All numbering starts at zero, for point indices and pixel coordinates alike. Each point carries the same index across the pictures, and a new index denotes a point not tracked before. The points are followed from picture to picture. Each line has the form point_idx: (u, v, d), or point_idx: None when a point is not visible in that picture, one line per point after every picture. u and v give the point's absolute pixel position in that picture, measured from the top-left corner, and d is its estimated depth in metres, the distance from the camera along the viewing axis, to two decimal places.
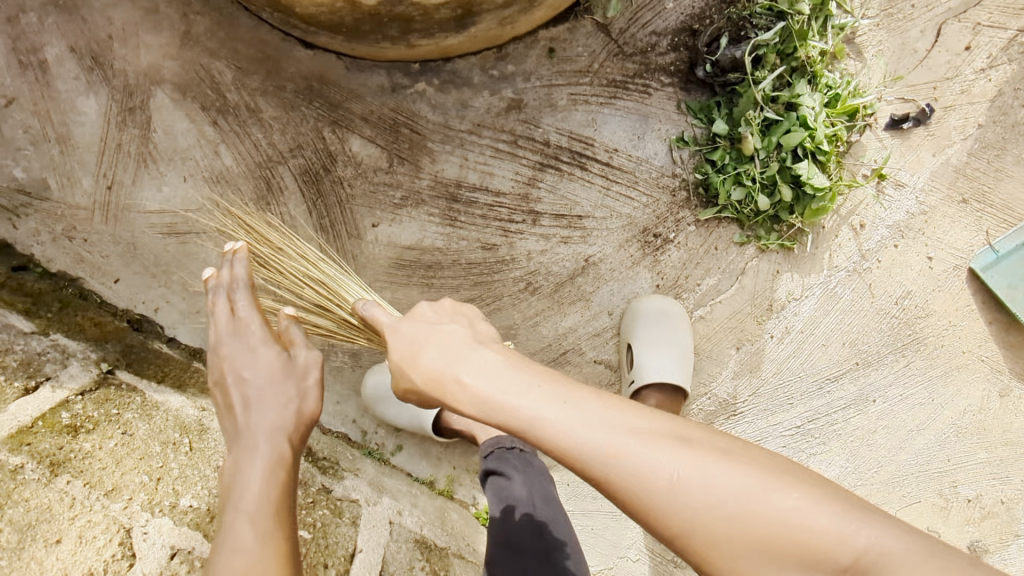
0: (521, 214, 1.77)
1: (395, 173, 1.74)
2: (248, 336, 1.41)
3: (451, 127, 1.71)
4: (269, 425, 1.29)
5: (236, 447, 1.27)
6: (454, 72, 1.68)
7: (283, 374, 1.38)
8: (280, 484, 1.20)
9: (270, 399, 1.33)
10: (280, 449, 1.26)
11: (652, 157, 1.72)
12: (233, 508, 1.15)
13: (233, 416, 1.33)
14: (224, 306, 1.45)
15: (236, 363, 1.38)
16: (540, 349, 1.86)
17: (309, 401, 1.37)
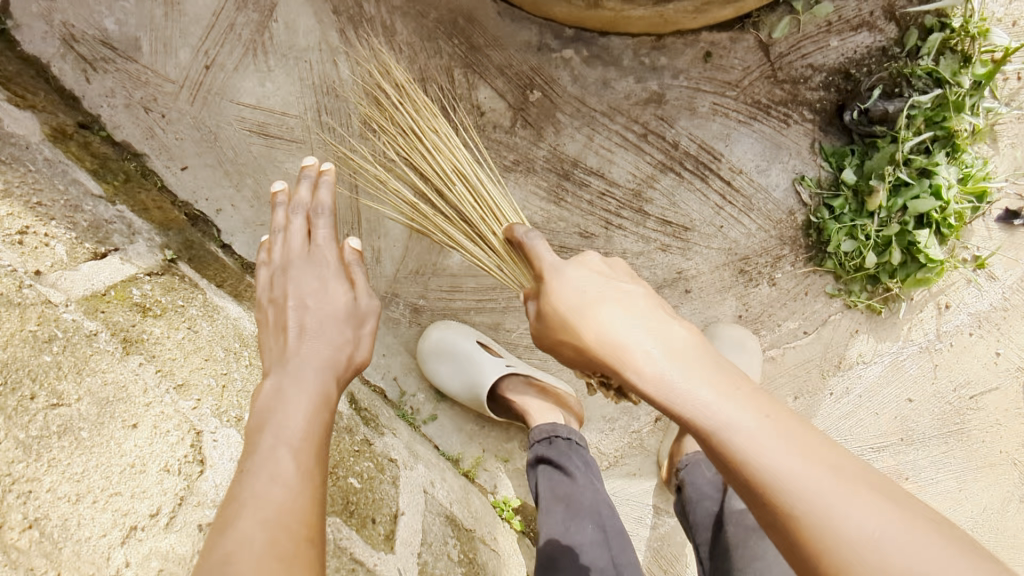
0: (629, 210, 1.70)
1: (514, 135, 1.66)
2: (321, 267, 1.17)
3: (586, 102, 1.64)
4: (320, 358, 1.05)
5: (276, 374, 1.01)
6: (606, 48, 1.61)
7: (343, 319, 1.12)
8: (323, 433, 0.94)
9: (326, 338, 1.08)
10: (328, 391, 1.01)
11: (773, 189, 1.68)
12: (272, 436, 0.90)
13: (280, 342, 1.07)
14: (299, 227, 1.21)
15: (300, 289, 1.13)
16: None
17: (362, 350, 1.12)
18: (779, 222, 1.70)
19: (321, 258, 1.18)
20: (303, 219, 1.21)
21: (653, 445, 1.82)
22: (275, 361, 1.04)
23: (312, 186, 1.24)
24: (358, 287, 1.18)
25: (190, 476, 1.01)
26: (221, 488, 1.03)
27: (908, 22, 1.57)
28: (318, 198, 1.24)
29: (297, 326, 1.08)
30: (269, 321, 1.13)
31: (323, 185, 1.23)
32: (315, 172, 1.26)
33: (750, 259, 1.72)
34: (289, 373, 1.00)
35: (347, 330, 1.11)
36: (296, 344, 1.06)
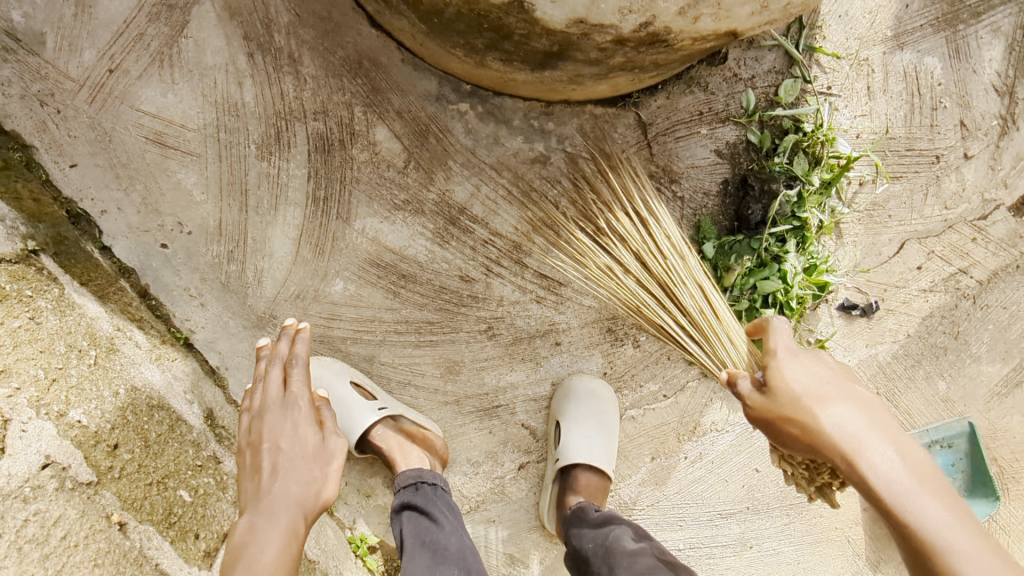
0: (508, 260, 1.80)
1: (406, 176, 1.73)
2: (294, 410, 1.34)
3: (476, 154, 1.73)
4: (291, 496, 1.22)
5: (250, 513, 1.17)
6: (498, 107, 1.72)
7: (314, 456, 1.30)
8: (288, 563, 1.12)
9: (298, 473, 1.26)
10: (296, 528, 1.18)
11: None
12: (246, 568, 1.08)
13: (255, 482, 1.23)
14: (278, 376, 1.40)
15: (276, 432, 1.31)
16: (476, 395, 1.84)
17: (330, 487, 1.28)
18: None
19: (299, 402, 1.36)
20: (281, 369, 1.41)
21: (514, 493, 1.86)
22: (249, 499, 1.21)
23: (289, 341, 1.46)
24: (327, 427, 1.35)
25: None
26: (12, 479, 1.00)
27: (767, 122, 1.75)
28: (295, 348, 1.45)
29: (272, 468, 1.26)
30: (246, 465, 1.28)
31: (299, 339, 1.45)
32: (294, 328, 1.48)
33: (618, 320, 1.84)
34: (262, 514, 1.18)
35: (319, 464, 1.30)
36: (269, 484, 1.24)
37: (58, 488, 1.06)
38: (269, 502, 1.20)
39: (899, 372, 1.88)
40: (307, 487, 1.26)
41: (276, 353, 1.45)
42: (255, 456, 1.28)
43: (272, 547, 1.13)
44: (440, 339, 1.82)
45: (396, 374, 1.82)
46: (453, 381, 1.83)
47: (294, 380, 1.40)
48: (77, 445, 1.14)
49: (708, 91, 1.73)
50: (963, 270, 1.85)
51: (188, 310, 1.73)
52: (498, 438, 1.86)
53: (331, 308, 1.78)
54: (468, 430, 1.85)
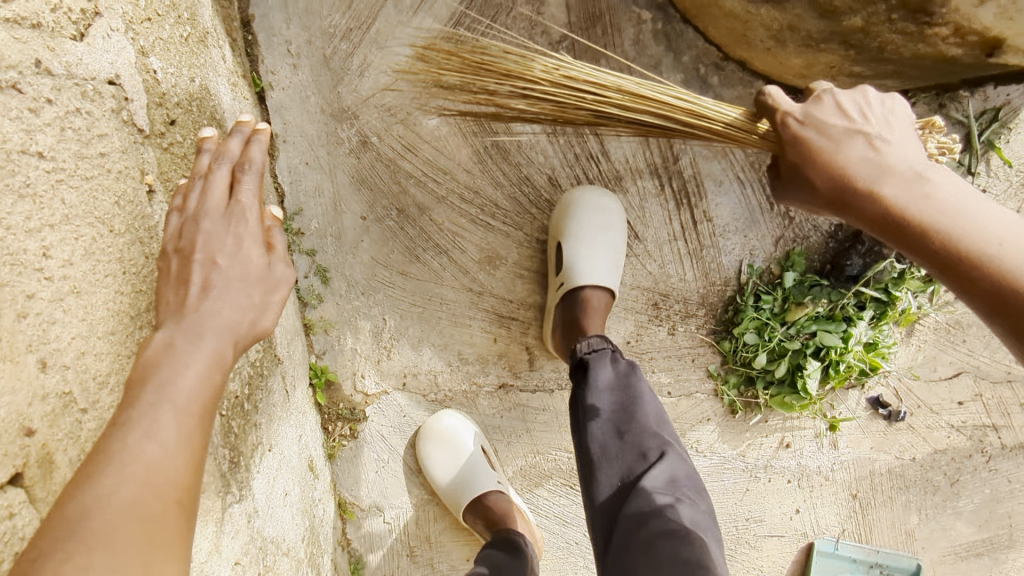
0: (602, 187, 1.67)
1: (554, 51, 1.61)
2: (238, 224, 0.95)
3: (631, 69, 1.62)
4: (225, 319, 0.89)
5: (169, 326, 0.86)
6: (678, 34, 1.60)
7: (256, 282, 0.94)
8: (210, 400, 0.82)
9: (234, 298, 0.91)
10: (224, 357, 0.87)
11: (725, 252, 1.71)
12: (153, 391, 0.78)
13: (179, 295, 0.89)
14: (221, 178, 0.98)
15: (210, 246, 0.92)
16: (499, 297, 1.73)
17: (270, 316, 0.95)
18: (711, 286, 1.73)
19: (246, 215, 0.96)
20: (226, 171, 0.99)
21: (482, 406, 1.78)
22: (169, 313, 0.88)
23: (242, 141, 1.03)
24: (277, 252, 1.00)
25: (59, 25, 0.83)
26: (83, 67, 0.86)
27: None
28: (248, 151, 1.01)
29: (201, 285, 0.90)
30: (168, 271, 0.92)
31: (258, 142, 1.02)
32: (250, 127, 1.04)
33: (668, 300, 1.73)
34: (186, 330, 0.85)
35: (263, 291, 0.95)
36: (197, 302, 0.88)
37: (113, 109, 0.92)
38: (196, 321, 0.86)
39: (887, 487, 1.81)
40: (245, 313, 0.91)
41: (224, 150, 1.01)
42: (181, 265, 0.91)
43: (194, 373, 0.82)
44: (496, 226, 1.69)
45: (437, 236, 1.69)
46: (486, 272, 1.71)
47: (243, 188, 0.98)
48: (145, 88, 1.02)
49: None
50: (995, 427, 1.79)
51: (278, 62, 1.59)
52: (495, 348, 1.76)
53: (412, 138, 1.63)
54: (474, 327, 1.74)
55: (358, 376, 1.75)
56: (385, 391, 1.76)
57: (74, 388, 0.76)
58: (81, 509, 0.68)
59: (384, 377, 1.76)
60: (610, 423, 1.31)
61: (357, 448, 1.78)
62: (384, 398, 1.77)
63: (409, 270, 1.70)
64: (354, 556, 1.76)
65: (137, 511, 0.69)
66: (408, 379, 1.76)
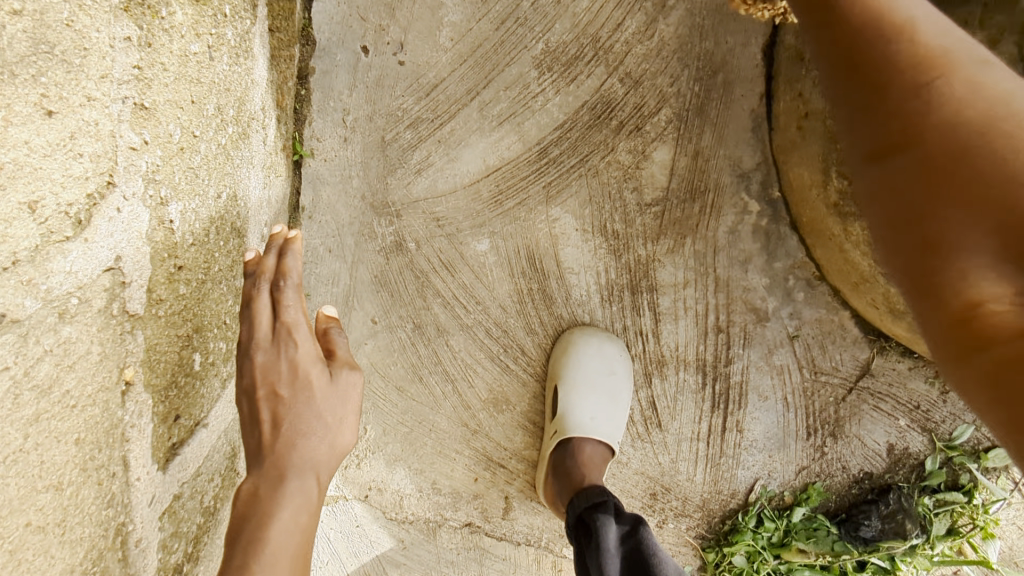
0: (642, 366, 1.50)
1: (640, 213, 1.40)
2: (296, 337, 0.92)
3: (715, 257, 1.42)
4: (304, 453, 0.86)
5: (252, 475, 0.84)
6: (779, 237, 1.41)
7: (326, 402, 0.91)
8: (304, 541, 0.78)
9: (310, 427, 0.88)
10: (310, 494, 0.83)
11: (744, 467, 1.57)
12: (242, 551, 0.74)
13: (255, 438, 0.88)
14: (266, 302, 0.94)
15: (271, 379, 0.90)
16: (495, 442, 1.56)
17: (348, 434, 0.91)
18: (718, 493, 1.58)
19: (298, 334, 0.92)
20: (266, 293, 0.94)
21: (441, 539, 1.63)
22: (248, 459, 0.86)
23: (277, 255, 0.98)
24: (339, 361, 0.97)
25: (48, 236, 0.60)
26: (69, 282, 0.63)
27: (953, 463, 1.54)
28: (284, 265, 0.97)
29: (272, 421, 0.88)
30: (245, 416, 0.91)
31: (290, 252, 0.96)
32: (285, 238, 1.00)
33: (668, 494, 1.59)
34: (267, 476, 0.83)
35: (335, 409, 0.91)
36: (272, 441, 0.86)
37: (102, 309, 0.70)
38: (276, 464, 0.84)
39: None
40: (325, 445, 0.88)
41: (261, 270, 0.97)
42: (252, 404, 0.90)
43: (285, 518, 0.78)
44: (516, 370, 1.50)
45: (448, 363, 1.49)
46: (489, 414, 1.53)
47: (286, 306, 0.94)
48: (152, 255, 0.79)
49: (944, 395, 1.52)
50: None
51: (327, 129, 1.34)
52: (474, 489, 1.60)
53: (454, 256, 1.42)
54: (458, 461, 1.57)
55: None
56: (344, 496, 1.60)
57: None
58: None
59: (347, 484, 1.59)
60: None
61: None
62: (341, 502, 1.60)
63: (406, 388, 1.51)
64: None
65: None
66: (371, 493, 1.60)
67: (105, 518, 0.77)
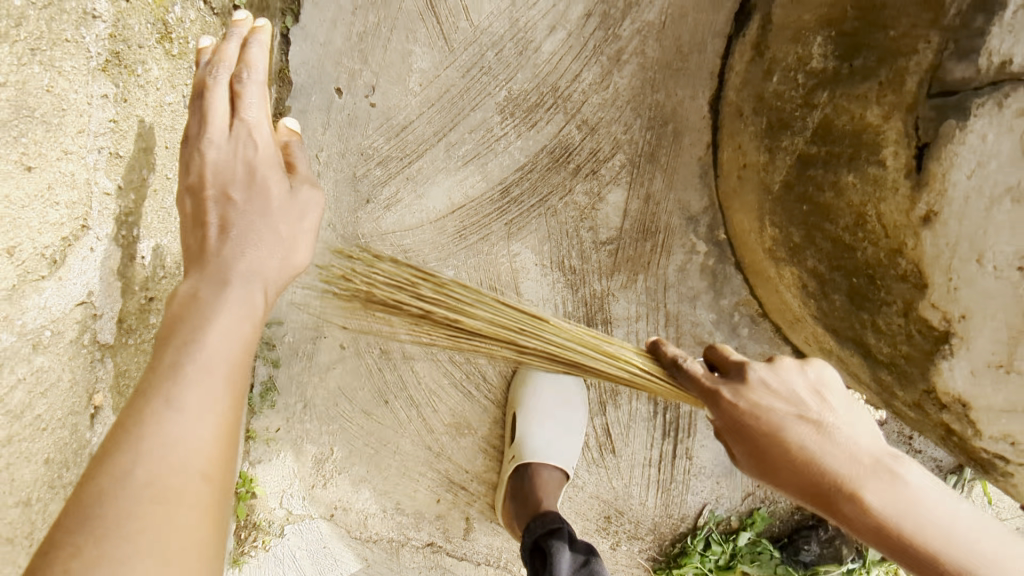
0: (597, 394, 1.58)
1: (596, 250, 1.49)
2: (269, 171, 0.83)
3: (666, 293, 1.51)
4: (250, 258, 0.75)
5: (195, 278, 0.75)
6: (725, 276, 1.50)
7: (281, 212, 0.81)
8: (242, 358, 0.68)
9: (260, 237, 0.78)
10: (254, 305, 0.73)
11: (693, 492, 1.64)
12: (182, 374, 0.64)
13: (197, 239, 0.77)
14: (221, 96, 0.84)
15: (225, 179, 0.81)
16: (456, 464, 1.62)
17: (303, 251, 0.82)
18: (669, 518, 1.65)
19: (255, 129, 0.83)
20: (224, 81, 0.85)
21: (403, 558, 1.69)
22: (190, 260, 0.76)
23: (238, 46, 0.89)
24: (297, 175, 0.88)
25: (25, 276, 0.67)
26: (42, 316, 0.70)
27: None
28: (246, 56, 0.87)
29: (219, 225, 0.77)
30: (188, 212, 0.80)
31: (256, 42, 0.87)
32: (250, 29, 0.90)
33: (622, 518, 1.65)
34: (209, 280, 0.73)
35: (290, 221, 0.81)
36: (216, 244, 0.76)
37: (73, 339, 0.76)
38: (217, 264, 0.74)
39: None
40: (272, 258, 0.78)
41: (219, 59, 0.88)
42: (198, 204, 0.80)
43: (221, 331, 0.68)
44: (477, 396, 1.58)
45: (413, 388, 1.56)
46: (451, 437, 1.60)
47: (247, 104, 0.84)
48: (122, 288, 0.85)
49: (878, 426, 1.60)
50: None
51: None
52: (436, 510, 1.66)
53: None
54: (420, 483, 1.63)
55: (286, 494, 1.62)
56: (310, 515, 1.64)
57: None
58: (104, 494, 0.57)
59: (312, 503, 1.64)
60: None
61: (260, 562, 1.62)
62: (306, 521, 1.64)
63: (372, 411, 1.58)
64: None
65: (154, 498, 0.58)
66: (336, 512, 1.65)
67: None
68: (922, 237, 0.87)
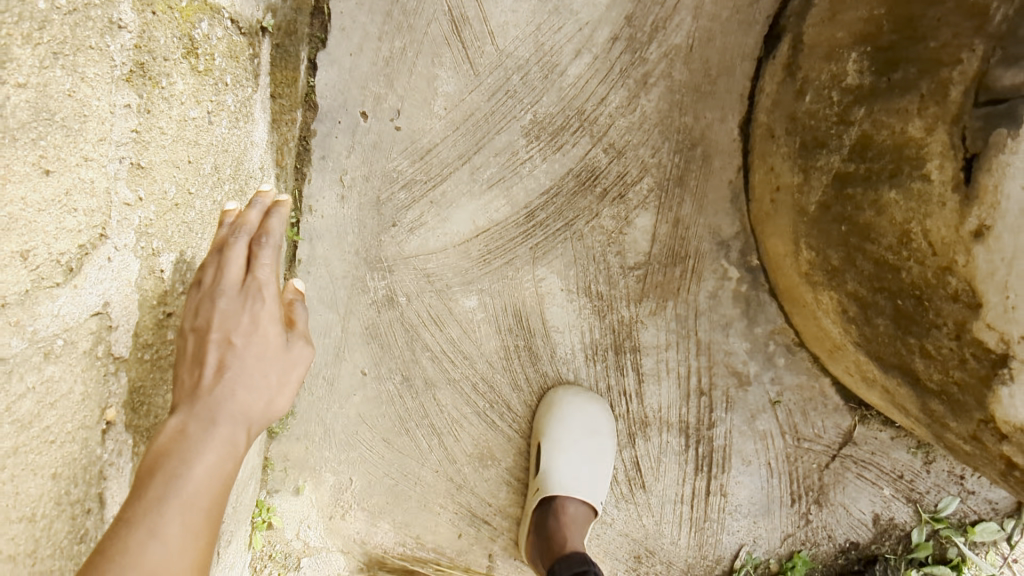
0: (625, 426, 1.51)
1: (623, 274, 1.45)
2: (261, 301, 0.86)
3: (697, 320, 1.46)
4: (240, 401, 0.78)
5: (184, 410, 0.77)
6: (759, 303, 1.45)
7: (273, 363, 0.84)
8: (223, 491, 0.71)
9: (251, 380, 0.81)
10: (236, 448, 0.76)
11: (728, 532, 1.55)
12: (173, 504, 0.67)
13: (191, 377, 0.80)
14: (240, 253, 0.88)
15: (226, 323, 0.83)
16: (479, 497, 1.56)
17: (287, 399, 0.85)
18: (702, 559, 1.56)
19: (263, 288, 0.86)
20: (244, 244, 0.88)
21: None
22: (181, 397, 0.78)
23: (261, 214, 0.92)
24: (296, 329, 0.90)
25: (39, 281, 0.66)
26: (55, 324, 0.69)
27: (940, 536, 1.53)
28: (267, 224, 0.91)
29: (215, 365, 0.80)
30: (186, 353, 0.83)
31: (277, 213, 0.91)
32: (271, 198, 0.94)
33: (652, 557, 1.57)
34: (199, 417, 0.75)
35: (280, 368, 0.84)
36: (210, 383, 0.79)
37: (86, 350, 0.75)
38: (209, 404, 0.76)
39: None
40: (254, 392, 0.80)
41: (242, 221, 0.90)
42: (197, 343, 0.83)
43: (207, 466, 0.71)
44: (502, 426, 1.53)
45: (435, 417, 1.52)
46: (474, 468, 1.55)
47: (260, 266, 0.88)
48: (140, 301, 0.84)
49: (927, 466, 1.51)
50: None
51: (326, 188, 1.42)
52: (457, 546, 1.59)
53: (442, 311, 1.47)
54: (441, 516, 1.58)
55: (304, 525, 1.57)
56: (327, 547, 1.58)
57: None
58: None
59: (331, 534, 1.58)
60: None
61: None
62: (324, 553, 1.58)
63: (393, 440, 1.54)
64: None
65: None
66: (355, 544, 1.58)
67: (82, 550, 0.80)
68: (973, 254, 0.79)
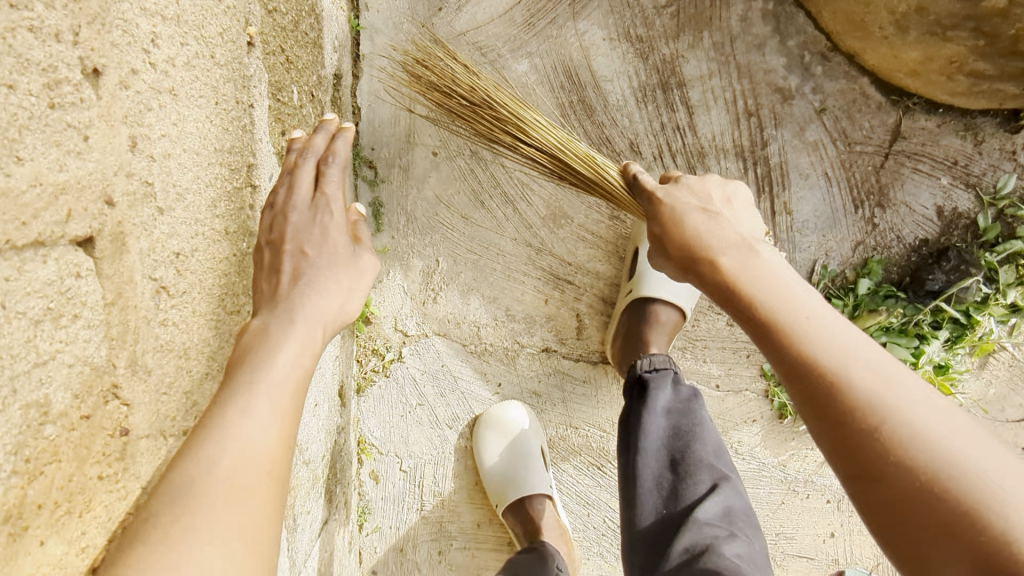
0: (683, 162, 1.62)
1: (657, 15, 1.58)
2: (326, 215, 0.99)
3: (733, 46, 1.58)
4: (316, 302, 0.92)
5: (265, 315, 0.89)
6: (786, 17, 1.56)
7: (343, 269, 0.98)
8: (304, 378, 0.83)
9: (326, 285, 0.94)
10: (314, 341, 0.88)
11: (799, 249, 1.63)
12: (261, 381, 0.79)
13: (271, 284, 0.93)
14: (309, 172, 1.02)
15: (300, 236, 0.96)
16: (559, 258, 1.67)
17: (354, 302, 0.98)
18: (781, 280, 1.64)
19: (331, 207, 1.00)
20: (311, 164, 1.03)
21: (523, 367, 1.73)
22: (263, 302, 0.92)
23: (328, 137, 1.07)
24: (363, 244, 1.04)
25: None
26: None
27: (1006, 216, 1.58)
28: (332, 146, 1.05)
29: (291, 273, 0.93)
30: (264, 263, 0.96)
31: (343, 137, 1.05)
32: (335, 125, 1.08)
33: None
34: (279, 316, 0.88)
35: (349, 277, 0.98)
36: (288, 288, 0.91)
37: None
38: (288, 306, 0.89)
39: None
40: (335, 300, 0.94)
41: (309, 146, 1.05)
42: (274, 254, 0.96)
43: (287, 354, 0.83)
44: (569, 184, 1.65)
45: (507, 185, 1.65)
46: (550, 230, 1.67)
47: (328, 182, 1.02)
48: None
49: (979, 147, 1.58)
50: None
51: None
52: (547, 313, 1.70)
53: (499, 80, 1.62)
54: (527, 285, 1.69)
55: (401, 316, 1.71)
56: (425, 334, 1.72)
57: (156, 183, 0.74)
58: (184, 478, 0.69)
59: (426, 320, 1.71)
60: (664, 452, 1.16)
61: (385, 388, 1.74)
62: (423, 340, 1.72)
63: (471, 215, 1.67)
64: (363, 499, 1.75)
65: (227, 489, 0.69)
66: (451, 326, 1.71)
67: (239, 141, 0.94)
68: None
